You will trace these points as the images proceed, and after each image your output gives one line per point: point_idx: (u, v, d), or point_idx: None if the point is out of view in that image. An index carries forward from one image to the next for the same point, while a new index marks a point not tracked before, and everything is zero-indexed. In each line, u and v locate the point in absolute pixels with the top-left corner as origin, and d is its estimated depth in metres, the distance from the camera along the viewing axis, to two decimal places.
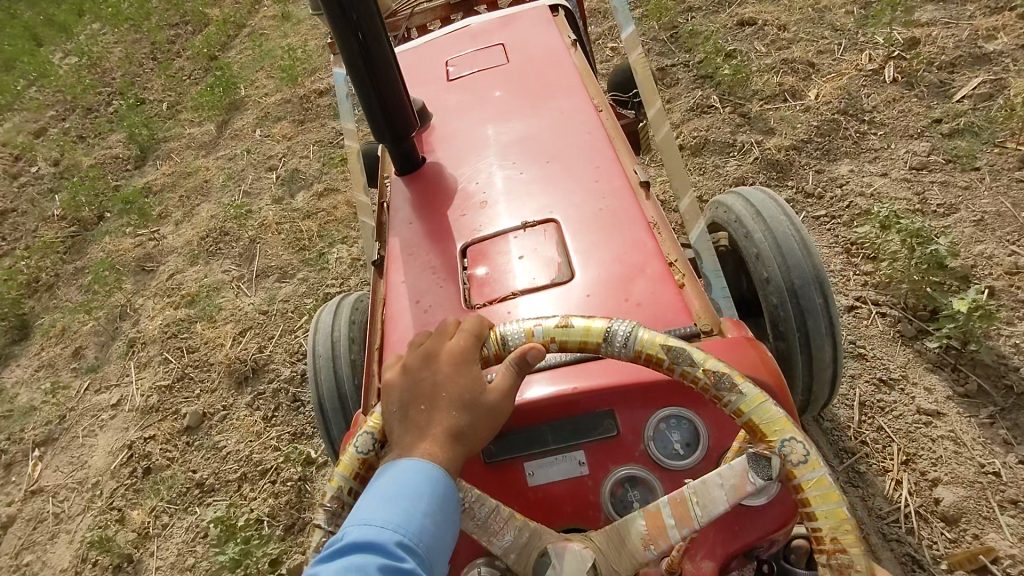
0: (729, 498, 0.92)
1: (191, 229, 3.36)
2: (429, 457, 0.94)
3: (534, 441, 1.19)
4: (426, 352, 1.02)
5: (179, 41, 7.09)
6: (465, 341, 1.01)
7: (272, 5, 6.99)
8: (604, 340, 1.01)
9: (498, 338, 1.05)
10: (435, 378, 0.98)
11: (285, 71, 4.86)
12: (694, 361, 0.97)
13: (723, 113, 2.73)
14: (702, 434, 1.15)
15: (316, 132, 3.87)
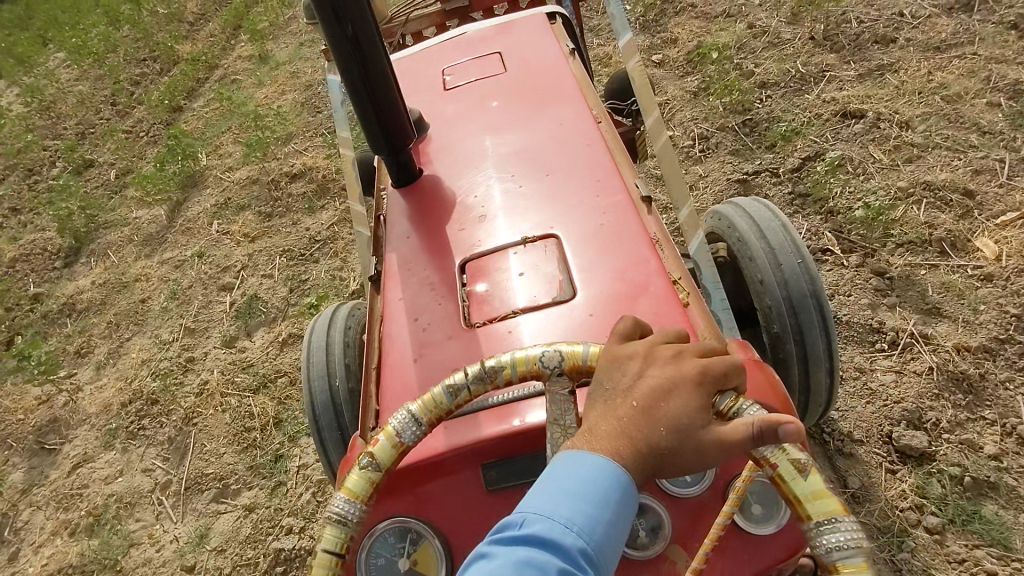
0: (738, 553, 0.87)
1: (113, 382, 2.57)
2: (619, 462, 0.87)
3: (532, 467, 1.25)
4: (674, 365, 0.92)
5: (141, 84, 6.29)
6: (721, 369, 0.92)
7: (250, 43, 6.22)
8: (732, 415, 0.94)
9: (735, 401, 0.94)
10: (666, 391, 0.90)
11: (255, 139, 4.10)
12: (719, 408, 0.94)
13: (853, 272, 2.09)
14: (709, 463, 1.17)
15: (285, 234, 3.10)
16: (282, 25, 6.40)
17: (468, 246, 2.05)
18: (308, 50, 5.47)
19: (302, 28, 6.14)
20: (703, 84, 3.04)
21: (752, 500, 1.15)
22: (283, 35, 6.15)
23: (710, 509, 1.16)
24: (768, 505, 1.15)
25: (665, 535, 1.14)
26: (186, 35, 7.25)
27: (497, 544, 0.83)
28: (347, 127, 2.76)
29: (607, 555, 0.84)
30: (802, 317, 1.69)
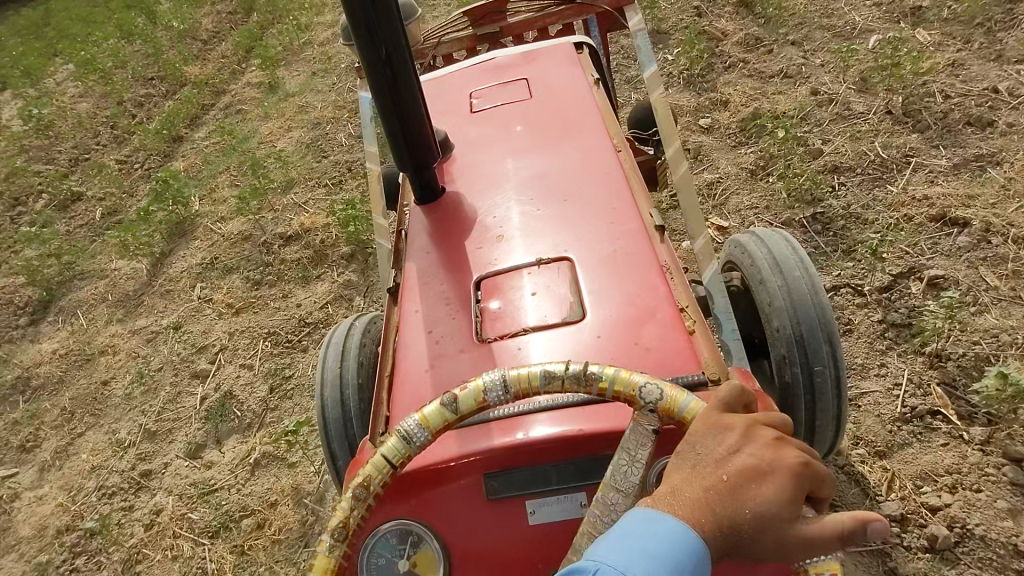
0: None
1: (58, 493, 2.21)
2: (698, 532, 0.82)
3: (537, 480, 1.20)
4: (772, 445, 0.87)
5: (145, 106, 5.99)
6: (814, 471, 0.87)
7: (259, 68, 5.90)
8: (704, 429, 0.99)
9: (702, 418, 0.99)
10: (760, 471, 0.85)
11: (254, 185, 3.74)
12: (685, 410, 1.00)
13: (978, 455, 1.73)
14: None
15: (275, 307, 2.73)
16: (295, 51, 6.09)
17: (484, 264, 2.05)
18: (322, 82, 5.15)
19: (317, 55, 5.83)
20: (759, 160, 2.66)
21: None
22: (296, 63, 5.83)
23: None
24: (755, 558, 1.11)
25: None
26: (198, 55, 6.96)
27: None
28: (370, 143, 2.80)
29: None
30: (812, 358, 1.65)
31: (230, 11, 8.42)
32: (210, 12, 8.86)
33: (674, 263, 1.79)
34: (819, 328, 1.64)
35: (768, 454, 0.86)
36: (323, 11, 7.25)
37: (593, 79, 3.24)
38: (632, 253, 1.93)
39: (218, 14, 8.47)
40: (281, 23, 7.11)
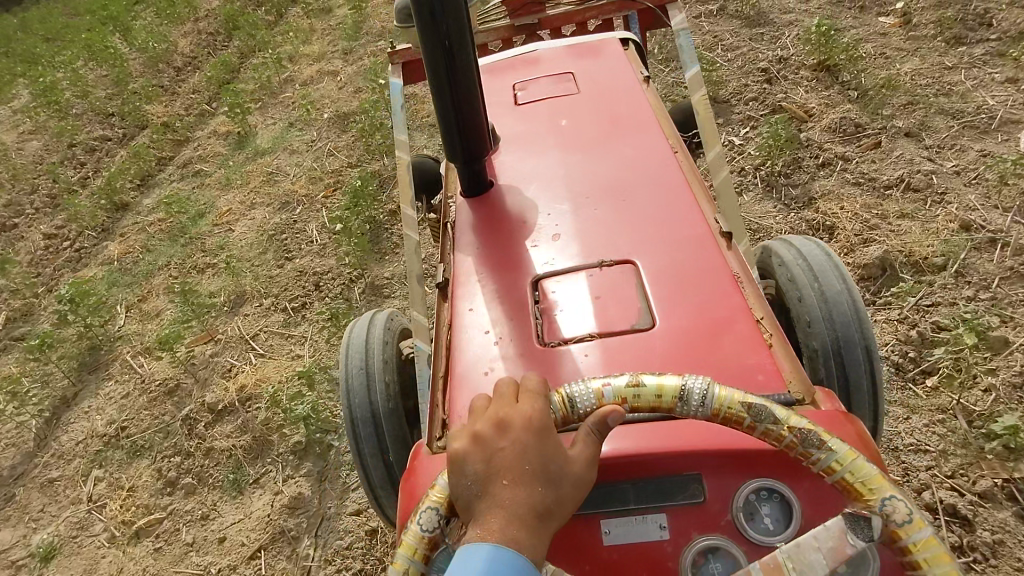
0: (827, 564, 0.87)
1: None
2: (517, 546, 0.85)
3: (610, 498, 1.12)
4: (498, 426, 0.94)
5: (96, 153, 5.14)
6: (536, 408, 0.95)
7: (230, 111, 5.09)
8: (679, 399, 0.96)
9: (566, 401, 0.99)
10: (519, 453, 0.90)
11: (191, 298, 2.87)
12: (716, 402, 0.95)
13: None
14: (798, 512, 1.04)
15: (185, 542, 1.97)
16: (275, 93, 5.26)
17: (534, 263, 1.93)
18: (298, 138, 4.30)
19: (298, 98, 4.98)
20: (918, 350, 2.03)
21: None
22: (274, 109, 4.98)
23: None
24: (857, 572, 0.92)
25: None
26: (166, 89, 6.11)
27: None
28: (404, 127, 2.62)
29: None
30: (847, 364, 1.60)
31: (210, 35, 7.58)
32: (189, 34, 8.05)
33: (746, 267, 1.73)
34: (852, 316, 1.62)
35: (534, 445, 0.91)
36: (310, 39, 6.41)
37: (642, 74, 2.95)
38: (693, 257, 1.85)
39: (196, 38, 7.63)
40: (263, 53, 6.28)
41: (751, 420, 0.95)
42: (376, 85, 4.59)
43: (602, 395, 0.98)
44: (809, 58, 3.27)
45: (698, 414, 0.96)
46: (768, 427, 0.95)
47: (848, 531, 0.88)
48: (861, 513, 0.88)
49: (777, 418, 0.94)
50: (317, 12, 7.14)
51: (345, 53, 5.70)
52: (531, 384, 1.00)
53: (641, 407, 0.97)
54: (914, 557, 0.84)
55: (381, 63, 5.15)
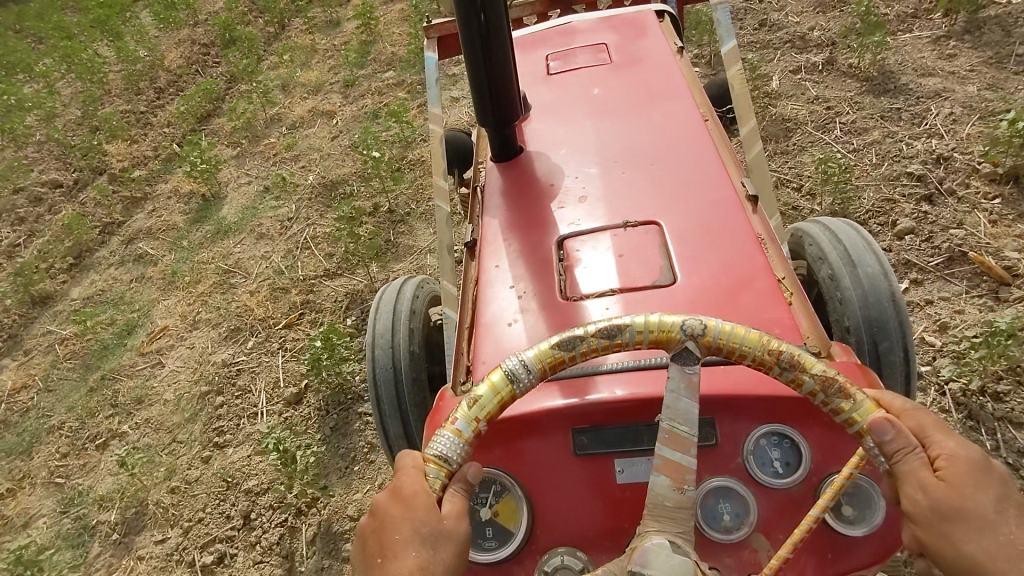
0: (691, 399, 1.10)
1: None
2: None
3: (628, 440, 1.32)
4: (389, 507, 1.07)
5: (38, 205, 4.26)
6: (408, 480, 1.08)
7: (201, 161, 4.19)
8: (511, 382, 1.11)
9: (436, 460, 1.09)
10: (401, 524, 1.04)
11: (73, 500, 2.19)
12: (536, 363, 1.11)
13: None
14: (804, 454, 1.23)
15: None
16: (257, 137, 4.35)
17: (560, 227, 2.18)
18: (271, 214, 3.38)
19: (281, 145, 4.06)
20: None
21: (846, 502, 1.18)
22: (251, 160, 4.05)
23: (801, 503, 1.21)
24: (860, 501, 1.17)
25: (752, 523, 1.19)
26: (140, 119, 5.25)
27: None
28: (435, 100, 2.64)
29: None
30: (882, 331, 1.75)
31: (204, 50, 6.70)
32: (180, 45, 7.15)
33: (774, 238, 1.90)
34: (885, 296, 1.78)
35: (409, 512, 1.05)
36: (311, 63, 5.47)
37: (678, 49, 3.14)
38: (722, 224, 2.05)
39: (188, 51, 6.75)
40: (255, 78, 5.37)
41: (568, 353, 1.12)
42: (377, 142, 3.67)
43: (461, 433, 1.10)
44: (981, 157, 2.40)
45: (531, 381, 1.12)
46: (633, 338, 1.11)
47: (680, 366, 1.11)
48: (679, 349, 1.10)
49: (582, 339, 1.11)
50: (321, 26, 6.21)
51: (347, 84, 4.75)
52: (405, 462, 1.13)
53: (553, 364, 1.12)
54: (726, 345, 1.09)
55: (387, 104, 4.20)
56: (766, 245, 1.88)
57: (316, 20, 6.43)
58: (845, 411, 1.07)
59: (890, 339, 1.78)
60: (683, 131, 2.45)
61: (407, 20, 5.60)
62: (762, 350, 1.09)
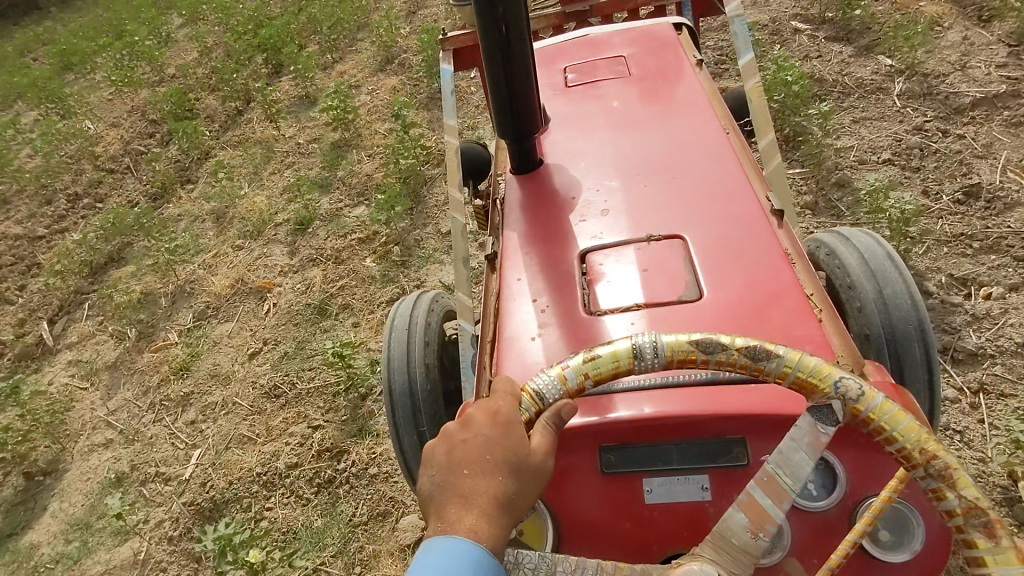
0: (809, 457, 0.99)
1: None
2: (476, 538, 0.85)
3: (658, 457, 1.27)
4: (490, 416, 0.98)
5: None
6: (504, 405, 1.00)
7: (54, 386, 2.76)
8: (634, 357, 1.04)
9: (535, 394, 1.03)
10: (485, 443, 0.94)
11: None
12: (667, 350, 1.03)
13: None
14: (841, 476, 1.20)
15: None
16: (152, 326, 2.89)
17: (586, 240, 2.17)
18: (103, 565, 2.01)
19: (175, 356, 2.62)
20: None
21: (882, 526, 1.17)
22: (124, 386, 2.60)
23: (834, 529, 1.19)
24: (887, 522, 1.17)
25: (783, 545, 1.16)
26: (26, 255, 3.90)
27: None
28: (454, 110, 2.63)
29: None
30: (900, 358, 1.72)
31: (148, 134, 5.35)
32: (116, 127, 5.73)
33: (798, 247, 1.83)
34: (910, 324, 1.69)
35: (498, 435, 0.95)
36: (258, 176, 3.98)
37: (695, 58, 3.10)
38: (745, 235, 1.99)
39: (129, 133, 5.42)
40: (188, 198, 3.97)
41: (704, 355, 1.02)
42: (314, 393, 2.28)
43: (565, 379, 1.04)
44: None
45: (656, 365, 1.04)
46: (719, 357, 1.02)
47: (819, 424, 0.99)
48: (821, 403, 0.99)
49: (621, 362, 1.04)
50: (285, 113, 4.77)
51: (299, 229, 3.26)
52: (502, 386, 1.04)
53: (603, 376, 1.05)
54: (876, 424, 0.96)
55: (347, 288, 2.74)
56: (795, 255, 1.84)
57: (291, 104, 5.06)
58: (961, 517, 0.90)
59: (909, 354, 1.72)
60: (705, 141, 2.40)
61: (397, 114, 4.14)
62: (915, 446, 0.94)
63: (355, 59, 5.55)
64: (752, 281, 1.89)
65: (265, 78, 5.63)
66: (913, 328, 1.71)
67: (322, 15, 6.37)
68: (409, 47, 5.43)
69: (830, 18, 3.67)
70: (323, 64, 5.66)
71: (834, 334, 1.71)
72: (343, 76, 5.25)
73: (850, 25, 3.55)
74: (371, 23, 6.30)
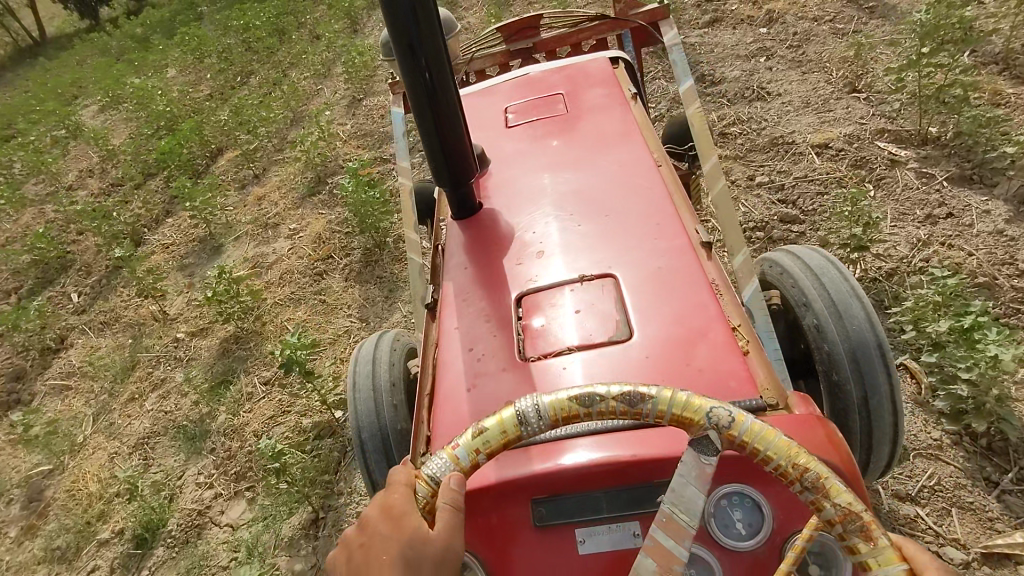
0: (700, 492, 0.95)
1: None
2: None
3: (588, 507, 1.23)
4: (383, 514, 1.00)
5: None
6: (396, 501, 1.01)
7: None
8: (521, 426, 1.01)
9: (427, 481, 1.02)
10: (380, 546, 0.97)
11: None
12: (550, 411, 1.00)
13: None
14: (766, 513, 1.13)
15: None
16: None
17: (522, 281, 2.16)
18: None
19: None
20: None
21: (812, 561, 1.07)
22: None
23: (764, 564, 1.11)
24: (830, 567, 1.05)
25: None
26: None
27: None
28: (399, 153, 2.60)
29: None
30: (866, 371, 1.71)
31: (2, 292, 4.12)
32: None
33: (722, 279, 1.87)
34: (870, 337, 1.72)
35: (393, 533, 0.97)
36: (110, 404, 2.76)
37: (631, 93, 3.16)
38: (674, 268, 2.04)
39: None
40: (8, 444, 2.78)
41: (586, 409, 1.00)
42: None
43: (457, 460, 1.02)
44: None
45: (541, 428, 1.01)
46: (600, 408, 0.99)
47: (700, 456, 0.96)
48: (701, 435, 0.96)
49: (602, 399, 0.99)
50: (174, 277, 3.61)
51: (140, 547, 2.13)
52: (399, 478, 1.05)
53: (680, 415, 0.97)
54: (749, 446, 0.94)
55: None
56: (718, 289, 1.86)
57: (186, 250, 3.85)
58: (841, 524, 0.89)
59: (871, 375, 1.71)
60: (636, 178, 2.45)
61: (319, 290, 2.98)
62: (787, 462, 0.92)
63: (279, 177, 4.40)
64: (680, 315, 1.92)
65: (164, 205, 4.43)
66: (872, 343, 1.72)
67: (246, 120, 5.26)
68: (348, 157, 4.27)
69: (937, 136, 2.63)
70: (241, 185, 4.51)
71: (760, 365, 1.73)
72: (261, 205, 4.09)
73: (988, 162, 2.47)
74: (305, 124, 5.17)
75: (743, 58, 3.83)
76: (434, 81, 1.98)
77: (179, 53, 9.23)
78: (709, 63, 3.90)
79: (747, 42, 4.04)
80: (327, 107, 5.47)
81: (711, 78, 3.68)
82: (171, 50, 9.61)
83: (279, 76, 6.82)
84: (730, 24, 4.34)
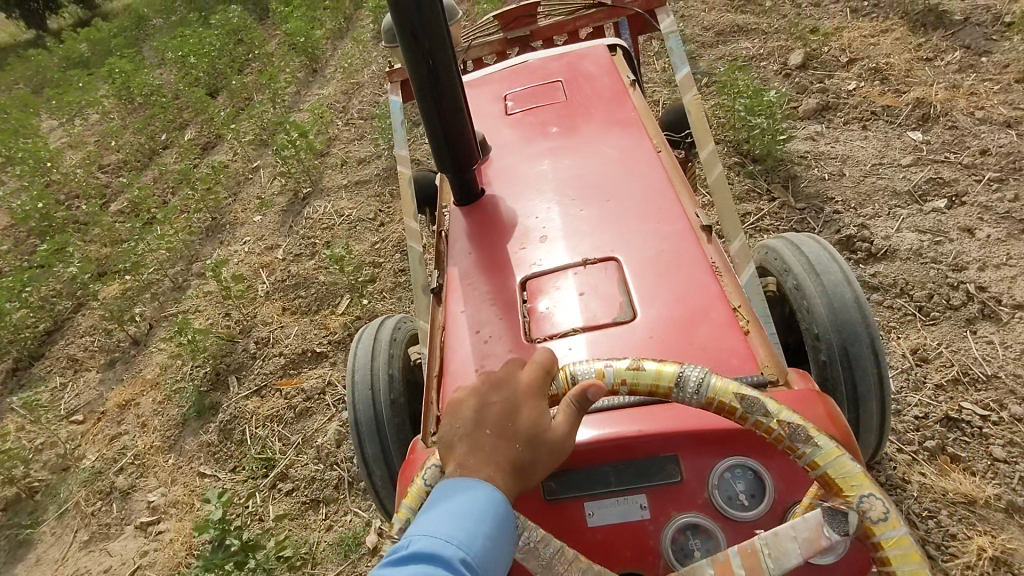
0: (801, 554, 0.87)
1: None
2: (492, 483, 0.91)
3: (594, 480, 1.13)
4: (498, 383, 0.98)
5: None
6: (536, 378, 0.97)
7: None
8: (675, 385, 0.98)
9: (569, 375, 1.03)
10: (508, 410, 0.94)
11: None
12: (711, 391, 0.97)
13: None
14: (768, 485, 1.07)
15: None
16: None
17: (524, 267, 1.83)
18: None
19: None
20: None
21: (823, 539, 0.98)
22: None
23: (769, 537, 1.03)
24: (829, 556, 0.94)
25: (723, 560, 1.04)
26: None
27: (386, 566, 0.83)
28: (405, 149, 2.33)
29: (489, 565, 0.87)
30: (855, 361, 1.58)
31: None
32: None
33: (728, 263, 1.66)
34: (858, 323, 1.59)
35: (525, 399, 0.94)
36: None
37: (628, 80, 2.53)
38: (679, 254, 1.73)
39: None
40: None
41: (744, 411, 0.95)
42: None
43: (602, 375, 1.01)
44: None
45: (694, 402, 0.98)
46: (759, 419, 0.95)
47: (825, 524, 0.87)
48: (838, 509, 0.88)
49: (762, 406, 0.95)
50: None
51: None
52: (541, 357, 0.99)
53: (833, 479, 0.90)
54: (884, 553, 0.85)
55: None
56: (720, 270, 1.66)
57: None
58: None
59: (861, 357, 1.57)
60: (636, 162, 2.09)
61: None
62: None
63: (157, 361, 2.86)
64: (683, 296, 1.62)
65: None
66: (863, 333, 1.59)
67: (138, 241, 3.72)
68: (264, 336, 2.74)
69: None
70: (103, 365, 2.98)
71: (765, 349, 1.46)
72: (119, 423, 2.57)
73: None
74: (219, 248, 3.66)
75: (905, 198, 2.33)
76: (437, 62, 1.63)
77: (101, 94, 7.55)
78: (847, 204, 2.40)
79: (898, 155, 2.55)
80: (257, 212, 3.91)
81: (867, 247, 2.19)
82: (92, 85, 7.93)
83: (208, 145, 5.25)
84: (854, 118, 2.87)
